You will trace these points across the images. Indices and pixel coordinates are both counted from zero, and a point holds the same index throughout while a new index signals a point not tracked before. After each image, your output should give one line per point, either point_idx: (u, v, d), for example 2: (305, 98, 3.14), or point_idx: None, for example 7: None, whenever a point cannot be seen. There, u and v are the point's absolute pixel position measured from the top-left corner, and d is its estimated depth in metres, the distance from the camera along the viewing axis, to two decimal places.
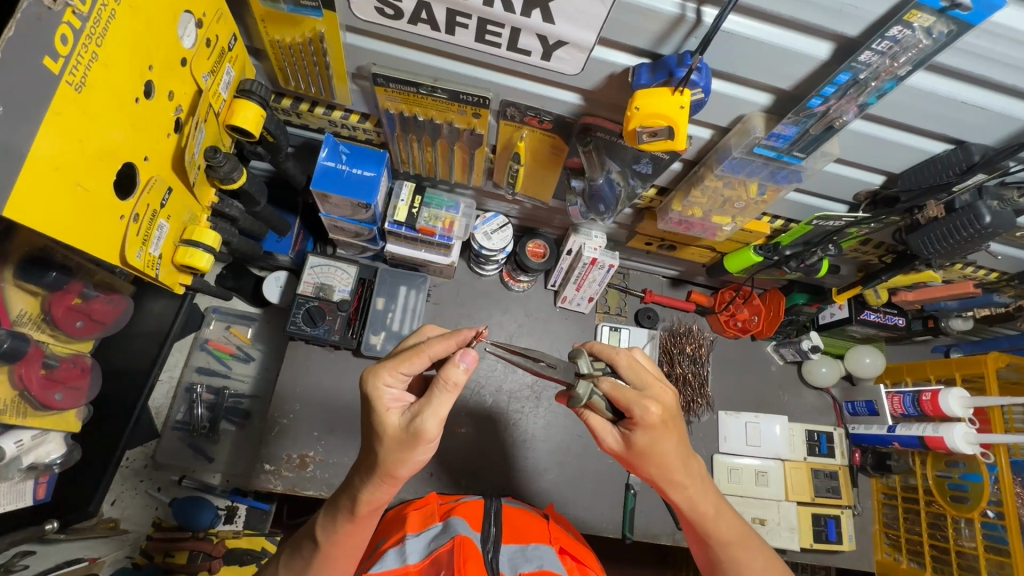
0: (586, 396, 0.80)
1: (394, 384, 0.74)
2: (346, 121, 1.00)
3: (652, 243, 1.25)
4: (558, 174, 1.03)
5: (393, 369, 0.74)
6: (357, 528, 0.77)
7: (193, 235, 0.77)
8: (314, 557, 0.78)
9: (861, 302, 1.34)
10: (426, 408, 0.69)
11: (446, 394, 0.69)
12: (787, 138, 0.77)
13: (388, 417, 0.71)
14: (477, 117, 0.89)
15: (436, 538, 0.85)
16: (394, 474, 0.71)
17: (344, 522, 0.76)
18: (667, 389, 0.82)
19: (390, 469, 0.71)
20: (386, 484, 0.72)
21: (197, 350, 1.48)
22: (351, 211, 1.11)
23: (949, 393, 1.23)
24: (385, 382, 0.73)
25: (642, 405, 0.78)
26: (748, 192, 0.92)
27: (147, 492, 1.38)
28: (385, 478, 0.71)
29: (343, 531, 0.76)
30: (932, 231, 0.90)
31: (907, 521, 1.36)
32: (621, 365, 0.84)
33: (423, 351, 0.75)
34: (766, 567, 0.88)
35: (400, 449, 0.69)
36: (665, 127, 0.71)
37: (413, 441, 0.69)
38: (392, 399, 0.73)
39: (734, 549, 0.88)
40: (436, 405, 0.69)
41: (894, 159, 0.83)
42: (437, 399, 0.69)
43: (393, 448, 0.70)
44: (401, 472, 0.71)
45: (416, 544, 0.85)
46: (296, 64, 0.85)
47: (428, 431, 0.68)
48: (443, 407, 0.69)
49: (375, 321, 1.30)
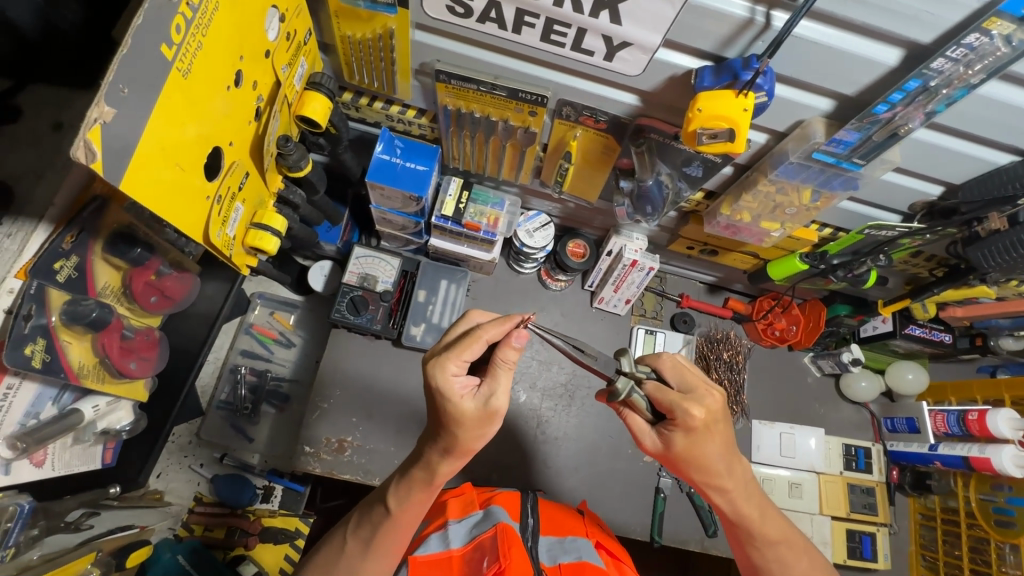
0: (626, 391, 0.80)
1: (459, 371, 0.75)
2: (403, 115, 1.03)
3: (694, 247, 1.25)
4: (607, 175, 1.04)
5: (457, 358, 0.75)
6: (425, 497, 0.81)
7: (263, 219, 0.81)
8: (383, 523, 0.82)
9: (906, 316, 1.32)
10: (497, 386, 0.74)
11: (507, 371, 0.75)
12: (848, 144, 0.77)
13: (463, 404, 0.73)
14: (533, 116, 0.92)
15: (479, 525, 0.87)
16: (471, 448, 0.77)
17: (418, 491, 0.80)
18: (713, 391, 0.80)
19: (468, 445, 0.76)
20: (460, 457, 0.77)
21: (242, 334, 1.53)
22: (401, 205, 1.14)
23: (998, 414, 1.20)
24: (452, 372, 0.75)
25: (684, 408, 0.77)
26: (801, 198, 0.92)
27: (191, 467, 1.44)
28: (462, 453, 0.77)
29: (413, 497, 0.81)
30: (993, 244, 0.88)
31: (946, 544, 1.33)
32: (665, 368, 0.85)
33: (480, 335, 0.77)
34: (810, 569, 0.89)
35: (478, 427, 0.74)
36: (726, 129, 0.72)
37: (490, 418, 0.74)
38: (462, 386, 0.75)
39: (779, 548, 0.88)
40: (498, 382, 0.74)
41: (956, 169, 0.82)
42: (503, 377, 0.75)
43: (471, 428, 0.74)
44: (477, 445, 0.77)
45: (459, 529, 0.88)
46: (363, 59, 0.88)
47: (502, 407, 0.74)
48: (505, 381, 0.75)
49: (416, 312, 1.34)
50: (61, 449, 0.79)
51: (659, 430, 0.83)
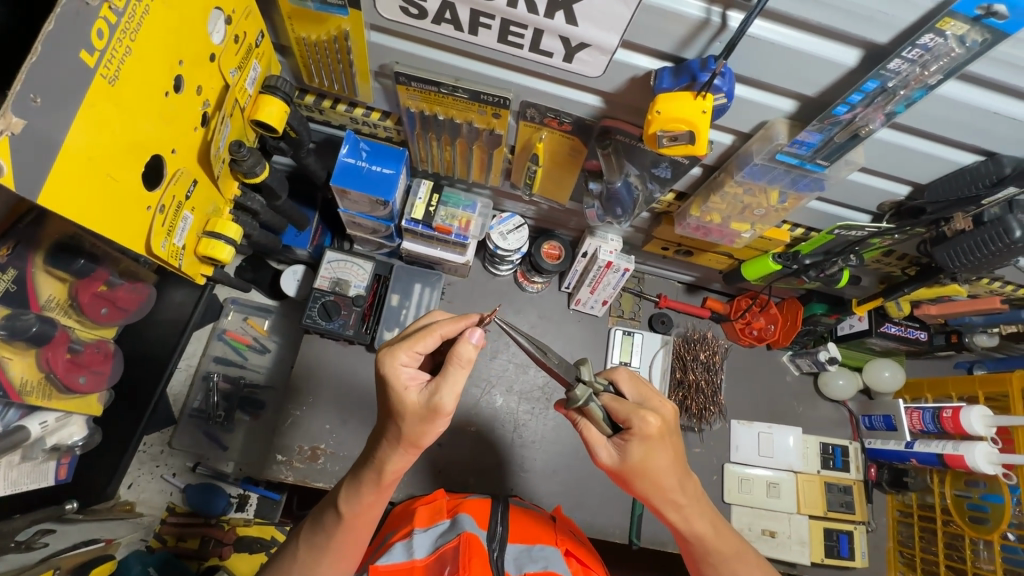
0: (584, 399, 0.80)
1: (408, 362, 0.77)
2: (368, 118, 1.01)
3: (669, 248, 1.24)
4: (576, 176, 1.02)
5: (408, 349, 0.77)
6: (377, 498, 0.80)
7: (216, 227, 0.78)
8: (336, 528, 0.81)
9: (881, 314, 1.32)
10: (444, 384, 0.73)
11: (459, 370, 0.73)
12: (810, 145, 0.76)
13: (406, 395, 0.74)
14: (496, 118, 0.90)
15: (443, 535, 0.86)
16: (418, 444, 0.76)
17: (368, 492, 0.79)
18: (665, 403, 0.84)
19: (414, 440, 0.76)
20: (409, 453, 0.77)
21: (215, 340, 1.50)
22: (369, 208, 1.13)
23: (972, 411, 1.20)
24: (401, 362, 0.76)
25: (640, 417, 0.78)
26: (769, 199, 0.91)
27: (163, 477, 1.41)
28: (409, 447, 0.76)
29: (365, 499, 0.80)
30: (960, 244, 0.87)
31: (923, 540, 1.33)
32: (622, 381, 0.88)
33: (434, 329, 0.79)
34: None
35: (420, 423, 0.74)
36: (686, 132, 0.71)
37: (433, 416, 0.73)
38: (409, 378, 0.76)
39: (732, 562, 0.87)
40: (450, 379, 0.73)
41: (922, 169, 0.82)
42: (453, 376, 0.73)
43: (414, 422, 0.74)
44: (424, 442, 0.76)
45: (425, 538, 0.87)
46: (320, 61, 0.86)
47: (445, 405, 0.73)
48: (458, 380, 0.74)
49: (389, 317, 1.32)
50: (7, 467, 0.78)
51: (615, 443, 0.81)
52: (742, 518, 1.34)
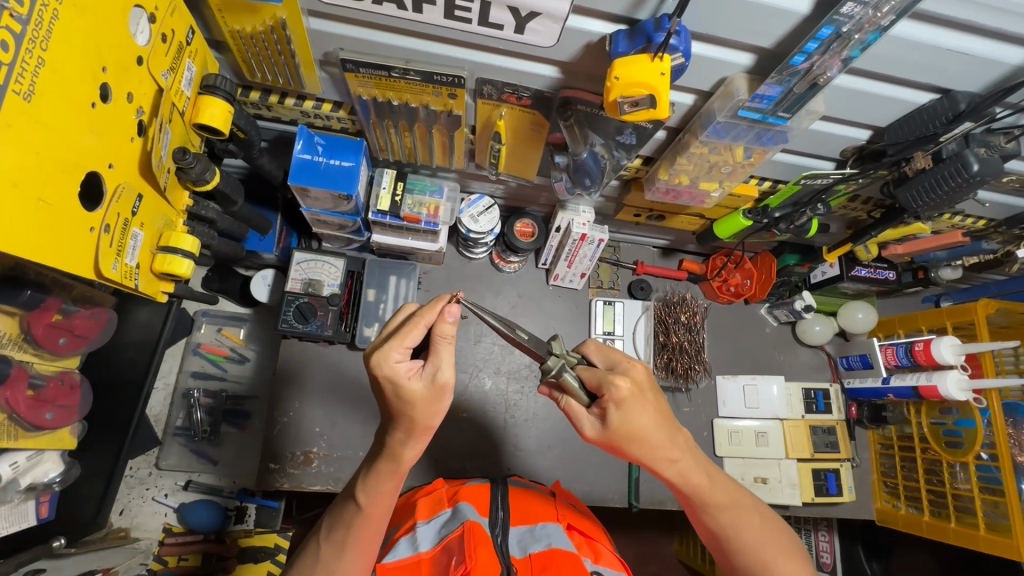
0: (557, 369, 0.81)
1: (402, 356, 0.75)
2: (319, 110, 0.96)
3: (641, 214, 1.24)
4: (541, 151, 1.00)
5: (399, 345, 0.75)
6: (396, 485, 0.81)
7: (170, 241, 0.74)
8: (356, 519, 0.81)
9: (851, 259, 1.34)
10: (439, 362, 0.73)
11: (447, 346, 0.73)
12: (771, 98, 0.75)
13: (410, 385, 0.73)
14: (453, 98, 0.87)
15: (447, 524, 0.87)
16: (430, 425, 0.76)
17: (386, 479, 0.79)
18: (635, 364, 0.84)
19: (427, 423, 0.76)
20: (424, 436, 0.77)
21: (190, 355, 1.47)
22: (332, 204, 1.09)
23: (941, 341, 1.26)
24: (396, 359, 0.74)
25: (611, 382, 0.78)
26: (734, 156, 0.90)
27: (155, 499, 1.39)
28: (424, 431, 0.76)
29: (384, 488, 0.80)
30: (920, 184, 0.88)
31: (904, 469, 1.39)
32: (591, 354, 0.89)
33: (417, 320, 0.76)
34: (762, 522, 0.90)
35: (431, 403, 0.74)
36: (647, 96, 0.69)
37: (441, 394, 0.73)
38: (409, 369, 0.75)
39: (731, 511, 0.89)
40: (442, 356, 0.73)
41: (880, 112, 0.82)
42: (443, 352, 0.73)
43: (425, 406, 0.74)
44: (436, 423, 0.76)
45: (428, 530, 0.87)
46: (259, 54, 0.81)
47: (449, 380, 0.73)
48: (450, 353, 0.74)
49: (367, 312, 1.30)
50: None
51: (596, 412, 0.82)
52: (734, 469, 1.39)
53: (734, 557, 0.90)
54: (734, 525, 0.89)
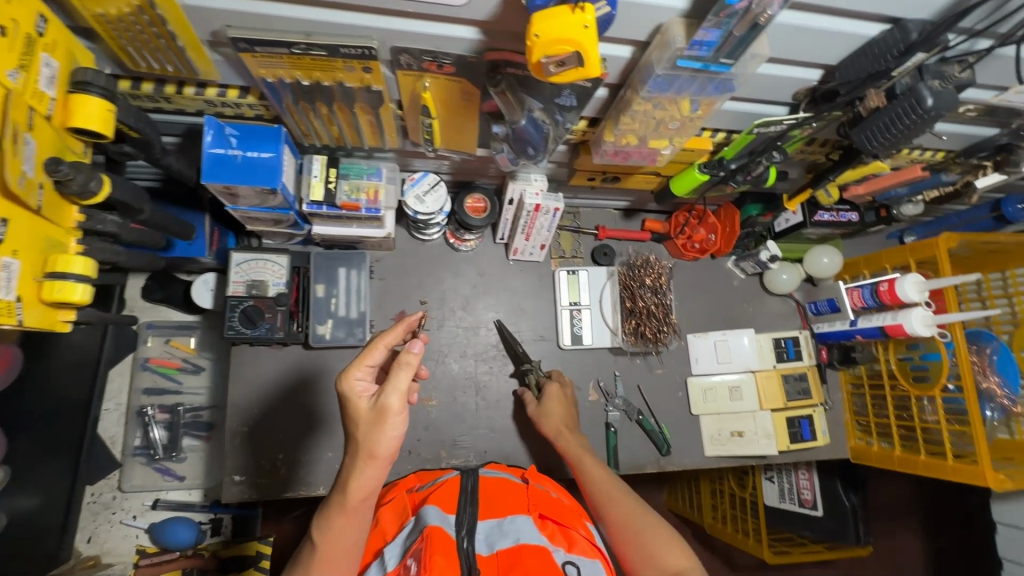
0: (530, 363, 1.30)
1: (364, 376, 0.78)
2: (225, 98, 0.86)
3: (596, 178, 1.17)
4: (477, 122, 0.93)
5: (361, 364, 0.78)
6: (350, 521, 0.78)
7: (57, 265, 0.66)
8: (312, 560, 0.78)
9: (813, 204, 1.31)
10: (388, 385, 0.74)
11: (403, 372, 0.73)
12: (711, 44, 0.69)
13: (359, 405, 0.75)
14: (369, 72, 0.78)
15: (411, 535, 0.85)
16: (375, 454, 0.74)
17: (337, 517, 0.77)
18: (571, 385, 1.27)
19: (371, 450, 0.74)
20: (370, 465, 0.75)
21: (139, 371, 1.39)
22: (260, 200, 1.00)
23: (905, 280, 1.24)
24: (356, 377, 0.77)
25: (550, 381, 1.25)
26: (681, 110, 0.84)
27: (123, 522, 1.34)
28: (368, 457, 0.74)
29: (336, 525, 0.77)
30: (876, 123, 0.82)
31: (875, 407, 1.42)
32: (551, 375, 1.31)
33: (380, 341, 0.80)
34: (628, 504, 0.97)
35: (373, 427, 0.73)
36: (572, 54, 0.62)
37: (383, 418, 0.73)
38: (364, 390, 0.78)
39: (602, 491, 1.02)
40: (396, 381, 0.73)
41: (830, 49, 0.76)
42: (397, 376, 0.74)
43: (368, 429, 0.74)
44: (381, 450, 0.74)
45: (395, 548, 0.84)
46: (136, 42, 0.71)
47: (392, 405, 0.73)
48: (404, 381, 0.74)
49: (319, 309, 1.24)
50: None
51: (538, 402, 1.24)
52: (710, 425, 1.39)
53: (618, 544, 0.94)
54: (601, 499, 1.00)
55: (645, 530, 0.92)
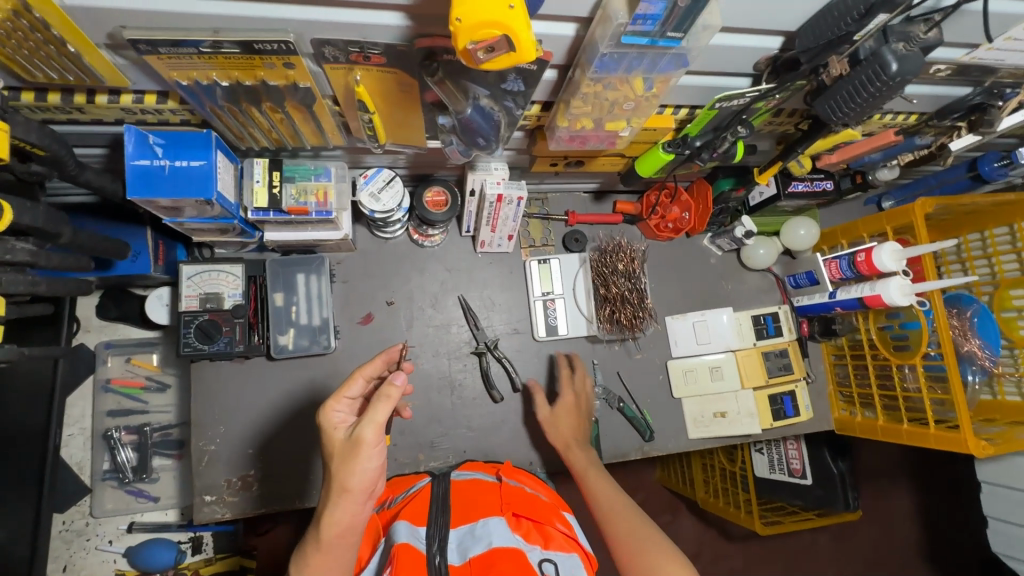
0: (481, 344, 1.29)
1: (342, 408, 0.83)
2: (142, 104, 0.79)
3: (558, 163, 1.11)
4: (421, 114, 0.87)
5: (340, 396, 0.83)
6: (326, 558, 0.75)
7: None
8: None
9: (786, 175, 1.27)
10: (366, 416, 0.73)
11: (382, 404, 0.73)
12: (656, 18, 0.64)
13: (334, 434, 0.78)
14: (291, 68, 0.72)
15: (384, 555, 0.83)
16: (347, 487, 0.72)
17: (314, 552, 0.75)
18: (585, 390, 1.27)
19: (345, 484, 0.72)
20: (343, 500, 0.73)
21: (101, 393, 1.33)
22: (198, 211, 0.94)
23: (882, 249, 1.21)
24: (334, 408, 0.82)
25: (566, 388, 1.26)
26: (633, 89, 0.78)
27: (99, 548, 1.30)
28: (340, 491, 0.72)
29: (313, 559, 0.76)
30: (838, 93, 0.78)
31: (858, 376, 1.40)
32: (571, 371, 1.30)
33: (358, 373, 0.86)
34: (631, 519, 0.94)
35: (345, 456, 0.73)
36: (501, 38, 0.57)
37: (356, 448, 0.72)
38: (341, 420, 0.81)
39: (605, 507, 0.99)
40: (373, 413, 0.73)
41: (786, 15, 0.71)
42: (375, 407, 0.73)
43: (341, 460, 0.73)
44: (353, 484, 0.72)
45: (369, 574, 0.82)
46: (24, 49, 0.64)
47: (366, 436, 0.72)
48: (381, 413, 0.73)
49: (279, 319, 1.19)
50: None
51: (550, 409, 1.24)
52: (692, 408, 1.37)
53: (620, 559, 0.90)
54: (606, 514, 0.98)
55: (649, 545, 0.88)
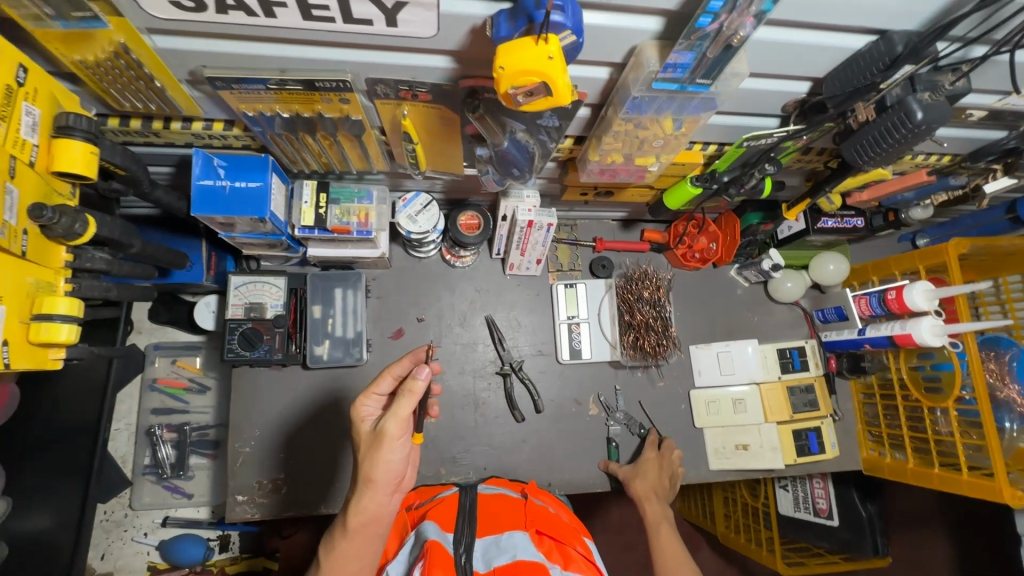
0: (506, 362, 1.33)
1: (371, 403, 0.91)
2: (211, 131, 0.87)
3: (588, 193, 1.16)
4: (461, 145, 0.92)
5: (370, 393, 0.91)
6: (353, 548, 0.81)
7: (43, 307, 0.68)
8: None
9: (815, 211, 1.27)
10: (389, 410, 0.80)
11: (405, 398, 0.80)
12: (686, 66, 0.67)
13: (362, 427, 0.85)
14: (346, 103, 0.79)
15: (412, 551, 0.87)
16: (372, 478, 0.80)
17: (340, 539, 0.82)
18: (673, 456, 1.30)
19: (369, 475, 0.81)
20: (369, 490, 0.81)
21: (147, 392, 1.42)
22: (252, 227, 1.02)
23: (914, 287, 1.20)
24: (363, 403, 0.90)
25: (651, 449, 1.29)
26: (664, 128, 0.82)
27: (135, 539, 1.38)
28: (366, 482, 0.81)
29: (340, 547, 0.82)
30: (866, 137, 0.80)
31: (887, 417, 1.37)
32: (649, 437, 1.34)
33: (387, 372, 0.91)
34: None
35: (370, 448, 0.81)
36: (540, 84, 0.62)
37: (379, 440, 0.80)
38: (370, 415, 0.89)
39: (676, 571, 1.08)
40: (397, 407, 0.80)
41: (814, 63, 0.74)
42: (398, 402, 0.80)
43: (367, 452, 0.82)
44: (376, 475, 0.80)
45: (398, 566, 0.86)
46: (118, 84, 0.72)
47: (388, 430, 0.79)
48: (404, 408, 0.80)
49: (316, 330, 1.26)
50: None
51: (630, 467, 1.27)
52: (714, 439, 1.36)
53: None
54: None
55: None
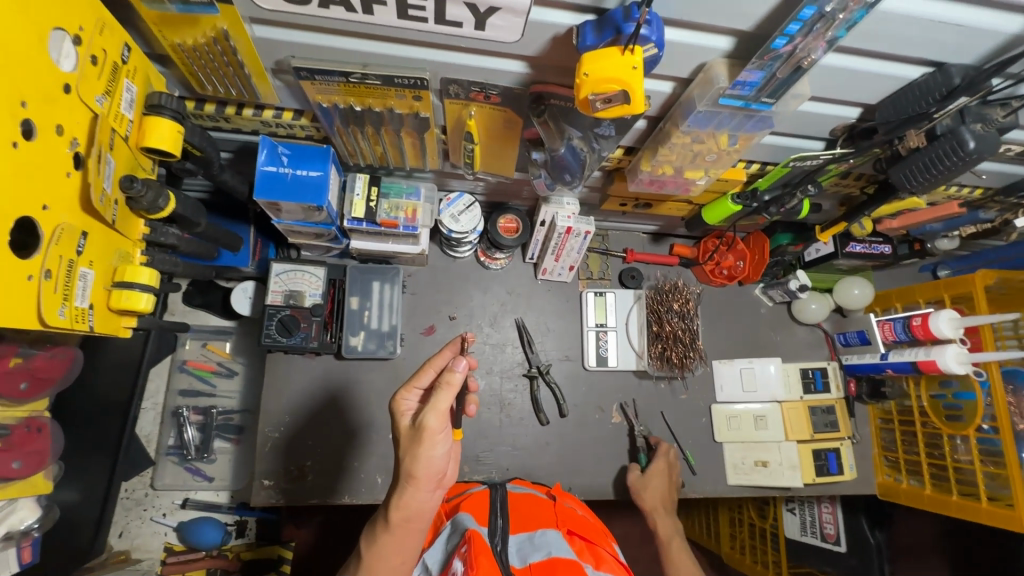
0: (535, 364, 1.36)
1: (411, 397, 0.89)
2: (280, 119, 0.91)
3: (627, 204, 1.19)
4: (517, 148, 0.96)
5: (409, 387, 0.89)
6: (397, 541, 0.81)
7: (126, 275, 0.71)
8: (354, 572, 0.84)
9: (845, 235, 1.30)
10: (429, 403, 0.78)
11: (443, 391, 0.77)
12: (753, 85, 0.71)
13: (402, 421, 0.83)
14: (418, 100, 0.82)
15: (450, 540, 0.89)
16: (413, 474, 0.78)
17: (382, 532, 0.81)
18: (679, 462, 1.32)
19: (410, 471, 0.78)
20: (410, 487, 0.79)
21: (177, 373, 1.44)
22: (305, 215, 1.04)
23: (939, 315, 1.23)
24: (404, 397, 0.88)
25: (661, 456, 1.29)
26: (719, 143, 0.85)
27: (153, 519, 1.38)
28: (408, 479, 0.79)
29: (382, 540, 0.82)
30: (914, 163, 0.84)
31: (905, 443, 1.38)
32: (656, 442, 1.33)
33: (429, 365, 0.90)
34: None
35: (411, 443, 0.79)
36: (620, 92, 0.65)
37: (420, 434, 0.77)
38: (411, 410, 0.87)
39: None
40: (436, 401, 0.77)
41: (870, 90, 0.78)
42: (438, 395, 0.77)
43: (408, 446, 0.79)
44: (418, 471, 0.78)
45: (437, 553, 0.88)
46: (206, 67, 0.76)
47: (428, 424, 0.77)
48: (443, 401, 0.78)
49: (352, 321, 1.28)
50: None
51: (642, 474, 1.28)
52: (734, 453, 1.38)
53: None
54: None
55: None
